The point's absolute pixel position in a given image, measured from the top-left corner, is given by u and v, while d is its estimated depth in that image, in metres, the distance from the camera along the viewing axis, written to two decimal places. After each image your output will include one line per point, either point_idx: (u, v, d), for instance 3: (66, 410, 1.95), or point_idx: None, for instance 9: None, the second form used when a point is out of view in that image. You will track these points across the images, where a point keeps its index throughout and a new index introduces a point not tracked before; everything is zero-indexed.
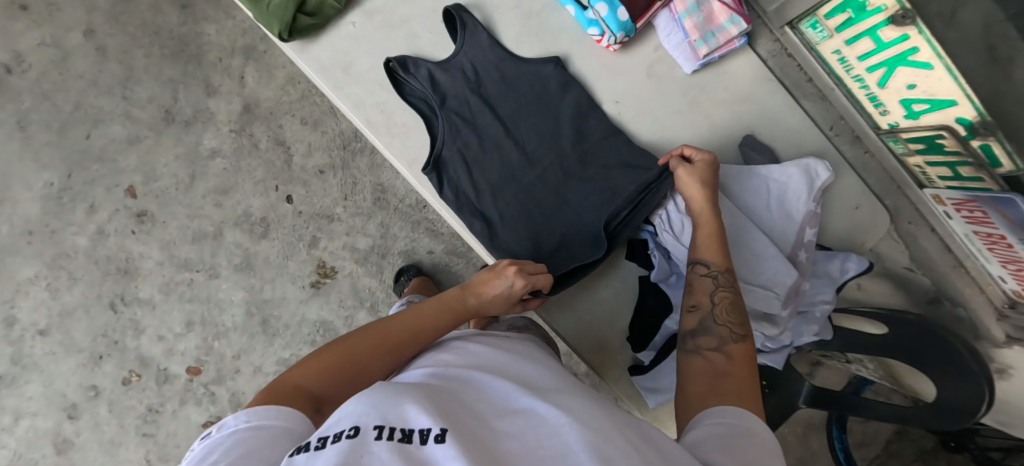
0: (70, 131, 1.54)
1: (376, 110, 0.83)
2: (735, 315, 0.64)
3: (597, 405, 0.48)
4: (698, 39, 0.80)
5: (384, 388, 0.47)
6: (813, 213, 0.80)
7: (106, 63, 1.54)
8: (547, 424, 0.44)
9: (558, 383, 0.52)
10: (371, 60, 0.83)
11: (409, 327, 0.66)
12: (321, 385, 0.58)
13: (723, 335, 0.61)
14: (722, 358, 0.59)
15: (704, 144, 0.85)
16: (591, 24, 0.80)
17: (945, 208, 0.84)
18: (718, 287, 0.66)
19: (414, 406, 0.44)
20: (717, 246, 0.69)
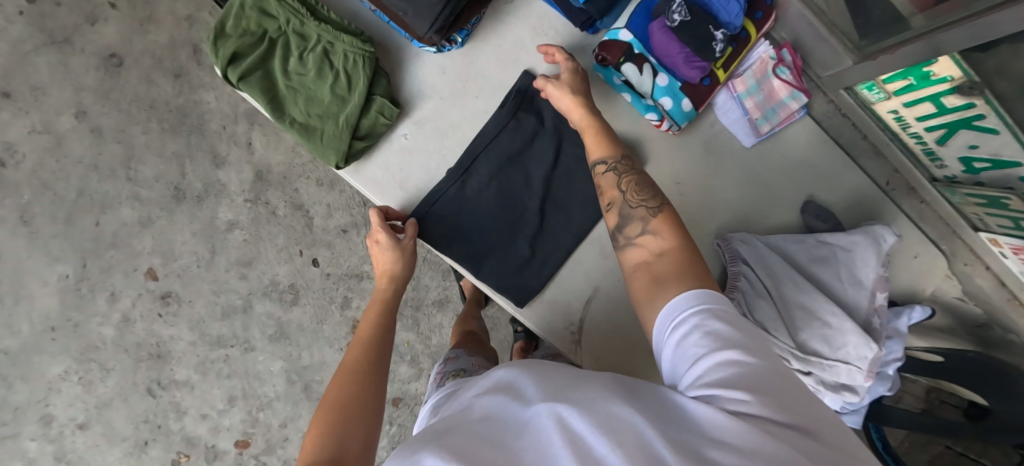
0: (77, 220, 1.48)
1: (437, 224, 0.79)
2: (645, 192, 0.65)
3: (592, 383, 0.48)
4: (759, 117, 0.80)
5: (403, 450, 0.46)
6: (881, 277, 0.80)
7: (104, 145, 1.47)
8: (561, 429, 0.43)
9: (563, 374, 0.50)
10: (426, 172, 0.79)
11: (366, 348, 0.68)
12: (330, 439, 0.56)
13: (643, 215, 0.63)
14: (651, 238, 0.61)
15: (767, 213, 0.85)
16: (648, 109, 0.76)
17: (1000, 249, 0.85)
18: (619, 176, 0.67)
19: (427, 457, 0.43)
20: (604, 136, 0.69)
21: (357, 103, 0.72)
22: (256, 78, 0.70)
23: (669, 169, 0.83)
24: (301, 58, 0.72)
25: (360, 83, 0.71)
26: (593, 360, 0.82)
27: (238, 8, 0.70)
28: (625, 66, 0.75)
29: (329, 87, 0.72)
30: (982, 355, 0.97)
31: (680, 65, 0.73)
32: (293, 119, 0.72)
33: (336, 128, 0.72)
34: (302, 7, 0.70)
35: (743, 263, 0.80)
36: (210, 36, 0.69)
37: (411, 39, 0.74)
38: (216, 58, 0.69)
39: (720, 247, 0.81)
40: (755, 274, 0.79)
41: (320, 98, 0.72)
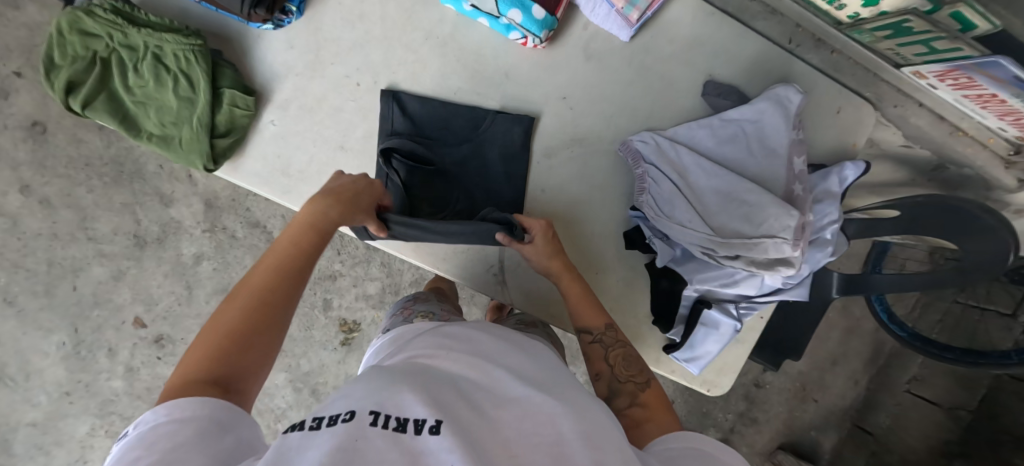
0: (56, 289, 1.52)
1: None
2: (632, 366, 0.69)
3: (564, 388, 0.54)
4: (624, 6, 0.73)
5: (383, 374, 0.50)
6: (796, 140, 0.75)
7: (56, 212, 1.49)
8: (543, 412, 0.49)
9: (549, 375, 0.56)
10: (305, 153, 0.75)
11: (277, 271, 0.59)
12: (218, 367, 0.50)
13: (631, 390, 0.66)
14: (639, 410, 0.63)
15: (665, 105, 0.80)
16: (509, 29, 0.73)
17: (928, 81, 0.79)
18: (609, 348, 0.71)
19: (407, 395, 0.46)
20: (593, 308, 0.74)
21: (204, 102, 0.69)
22: (100, 102, 0.69)
23: (555, 84, 0.78)
24: (137, 70, 0.69)
25: (201, 82, 0.69)
26: (523, 297, 0.80)
27: (58, 36, 0.67)
28: None
29: (172, 92, 0.69)
30: (932, 196, 0.92)
31: None
32: (150, 133, 0.71)
33: (193, 132, 0.70)
34: (117, 17, 0.67)
35: (647, 162, 0.76)
36: (42, 72, 0.67)
37: (247, 21, 0.71)
38: (53, 92, 0.67)
39: (624, 153, 0.77)
40: (662, 172, 0.75)
41: (169, 106, 0.70)
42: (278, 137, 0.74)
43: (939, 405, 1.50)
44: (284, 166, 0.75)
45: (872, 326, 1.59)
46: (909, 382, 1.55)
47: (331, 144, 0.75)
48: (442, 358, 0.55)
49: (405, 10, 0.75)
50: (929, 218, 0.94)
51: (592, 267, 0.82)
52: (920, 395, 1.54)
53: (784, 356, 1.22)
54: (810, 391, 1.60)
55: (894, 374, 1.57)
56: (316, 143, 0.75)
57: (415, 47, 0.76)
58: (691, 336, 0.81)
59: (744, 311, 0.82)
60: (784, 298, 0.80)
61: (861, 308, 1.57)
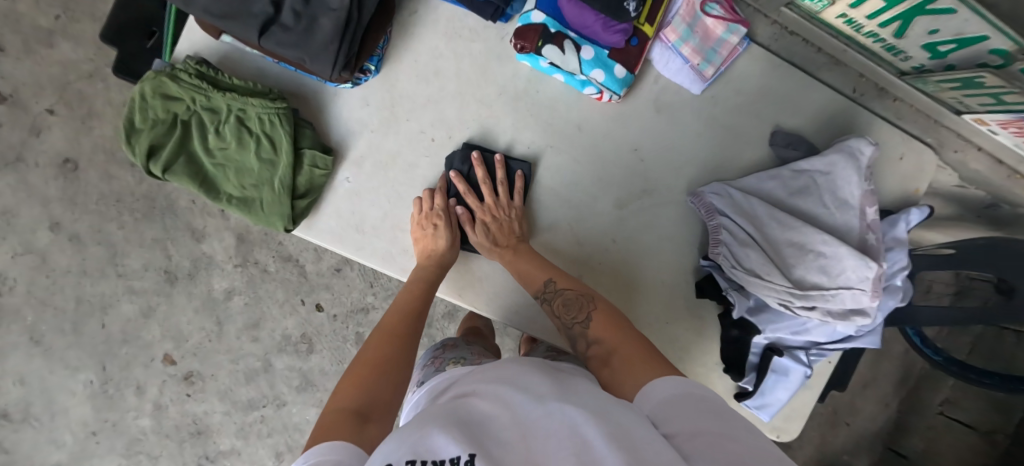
0: (84, 327, 1.49)
1: (406, 257, 0.75)
2: (576, 308, 0.70)
3: (586, 395, 0.52)
4: (700, 61, 0.75)
5: (411, 422, 0.50)
6: (868, 193, 0.75)
7: (86, 249, 1.47)
8: (564, 425, 0.47)
9: (563, 385, 0.54)
10: (379, 209, 0.74)
11: (404, 315, 0.68)
12: (358, 393, 0.57)
13: (583, 333, 0.68)
14: (597, 348, 0.65)
15: (733, 154, 0.80)
16: (585, 84, 0.73)
17: (989, 127, 0.79)
18: (552, 304, 0.71)
19: (439, 435, 0.46)
20: (529, 268, 0.73)
21: (285, 163, 0.69)
22: (181, 164, 0.69)
23: (626, 137, 0.79)
24: (218, 133, 0.70)
25: (283, 143, 0.69)
26: None
27: (141, 100, 0.67)
28: (545, 49, 0.69)
29: (254, 154, 0.70)
30: (994, 238, 0.94)
31: (600, 33, 0.69)
32: (229, 194, 0.71)
33: (273, 193, 0.70)
34: (202, 81, 0.67)
35: (721, 214, 0.77)
36: (123, 136, 0.68)
37: (328, 81, 0.71)
38: (135, 157, 0.67)
39: (694, 204, 0.79)
40: (736, 224, 0.76)
41: (248, 168, 0.70)
42: (353, 194, 0.74)
43: (972, 428, 1.50)
44: (358, 222, 0.74)
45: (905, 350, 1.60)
46: (942, 404, 1.55)
47: (405, 201, 0.75)
48: (472, 388, 0.55)
49: (479, 66, 0.76)
50: (984, 257, 0.95)
51: (662, 318, 0.82)
52: (953, 418, 1.53)
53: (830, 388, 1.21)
54: (843, 416, 1.60)
55: (926, 396, 1.57)
56: (392, 200, 0.75)
57: (490, 102, 0.76)
58: (763, 384, 0.82)
59: (813, 357, 0.83)
60: (853, 345, 0.81)
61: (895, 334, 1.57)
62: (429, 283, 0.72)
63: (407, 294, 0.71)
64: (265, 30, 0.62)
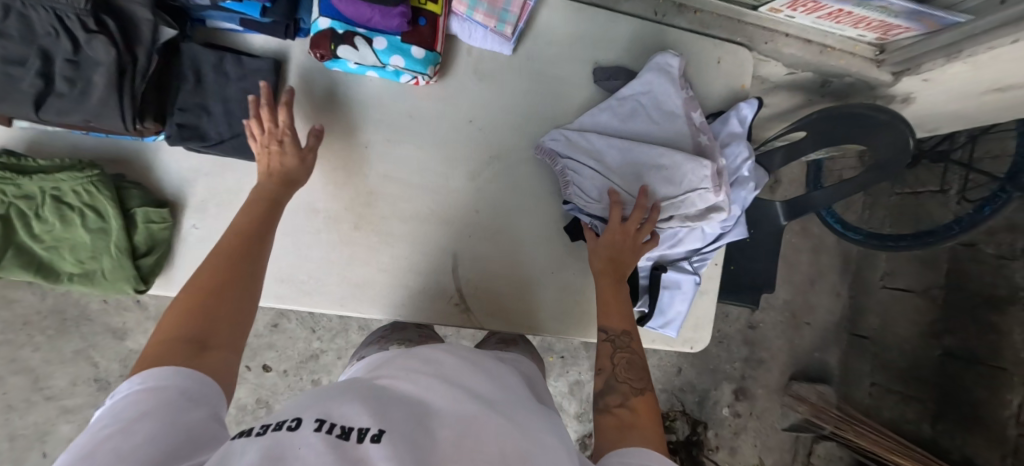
0: (25, 463, 1.42)
1: (276, 283, 0.77)
2: (636, 374, 0.68)
3: (521, 407, 0.53)
4: (496, 24, 0.78)
5: (333, 390, 0.49)
6: (688, 99, 0.81)
7: (5, 382, 1.40)
8: (490, 426, 0.48)
9: (506, 392, 0.55)
10: None
11: (239, 237, 0.64)
12: (191, 325, 0.55)
13: (625, 391, 0.65)
14: (628, 413, 0.63)
15: (563, 101, 0.85)
16: (398, 73, 0.77)
17: (784, 13, 0.85)
18: (617, 349, 0.69)
19: (357, 407, 0.46)
20: (621, 309, 0.73)
21: (117, 228, 0.71)
22: (9, 257, 0.69)
23: (456, 112, 0.82)
24: (40, 217, 0.70)
25: (109, 209, 0.70)
26: (490, 316, 0.81)
27: None
28: (340, 51, 0.72)
29: (82, 228, 0.71)
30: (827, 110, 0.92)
31: (380, 22, 0.71)
32: (70, 273, 0.72)
33: (113, 259, 0.71)
34: (6, 171, 0.68)
35: (563, 158, 0.81)
36: None
37: (141, 137, 0.73)
38: None
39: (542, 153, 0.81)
40: (580, 162, 0.80)
41: (83, 242, 0.72)
42: (199, 239, 0.76)
43: (914, 291, 1.54)
44: None
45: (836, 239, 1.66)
46: (882, 277, 1.62)
47: None
48: (408, 373, 0.54)
49: (296, 86, 0.78)
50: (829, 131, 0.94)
51: (546, 269, 0.84)
52: (895, 287, 1.59)
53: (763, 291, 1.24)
54: (802, 316, 1.65)
55: (866, 274, 1.65)
56: None
57: (315, 115, 0.78)
58: (660, 301, 0.86)
59: (699, 263, 0.87)
60: (729, 242, 0.86)
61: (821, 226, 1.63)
62: (268, 215, 0.68)
63: (247, 216, 0.67)
64: (40, 102, 0.65)
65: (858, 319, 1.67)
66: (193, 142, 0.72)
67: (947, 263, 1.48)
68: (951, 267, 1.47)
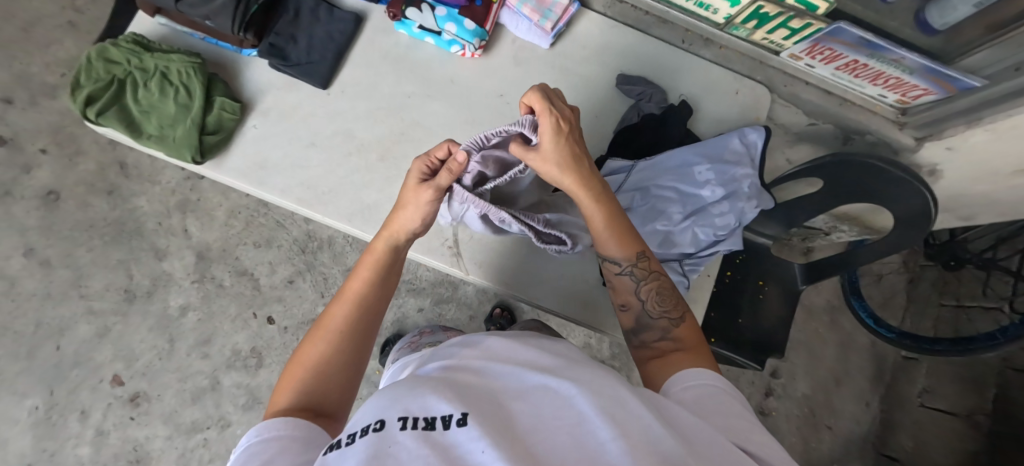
0: (38, 351, 1.54)
1: (301, 189, 0.87)
2: (666, 303, 0.70)
3: (591, 367, 0.53)
4: (540, 18, 0.92)
5: (401, 385, 0.52)
6: (672, 109, 0.89)
7: (53, 273, 1.56)
8: (559, 398, 0.49)
9: (567, 360, 0.54)
10: (280, 149, 0.88)
11: (360, 301, 0.69)
12: (301, 393, 0.62)
13: (665, 326, 0.69)
14: (670, 344, 0.67)
15: (590, 95, 0.93)
16: (451, 43, 0.92)
17: (805, 61, 0.94)
18: (639, 282, 0.71)
19: (432, 396, 0.48)
20: (625, 236, 0.71)
21: (198, 104, 0.84)
22: (113, 110, 0.84)
23: (495, 85, 0.93)
24: (146, 87, 0.86)
25: (197, 90, 0.85)
26: (478, 266, 0.90)
27: (88, 64, 0.85)
28: (409, 12, 0.89)
29: (172, 101, 0.86)
30: (836, 155, 0.93)
31: None
32: (149, 135, 0.86)
33: (185, 129, 0.84)
34: (136, 46, 0.86)
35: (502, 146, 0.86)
36: (69, 90, 0.84)
37: (239, 48, 0.90)
38: (75, 103, 0.83)
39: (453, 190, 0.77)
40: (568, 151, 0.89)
41: (168, 113, 0.86)
42: (251, 136, 0.88)
43: (955, 414, 1.42)
44: (262, 161, 0.87)
45: (868, 340, 1.61)
46: (921, 395, 1.51)
47: (302, 142, 0.88)
48: (468, 356, 0.56)
49: (369, 40, 0.94)
50: (845, 179, 0.96)
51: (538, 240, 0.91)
52: (934, 407, 1.47)
53: (767, 353, 1.17)
54: (822, 417, 1.56)
55: (902, 388, 1.55)
56: (291, 140, 0.88)
57: (376, 64, 0.93)
58: None
59: (690, 268, 0.83)
60: (723, 251, 0.83)
61: (852, 322, 1.61)
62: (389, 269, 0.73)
63: (360, 280, 0.70)
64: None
65: (889, 434, 1.54)
66: (274, 58, 0.89)
67: (995, 387, 1.35)
68: (997, 393, 1.35)
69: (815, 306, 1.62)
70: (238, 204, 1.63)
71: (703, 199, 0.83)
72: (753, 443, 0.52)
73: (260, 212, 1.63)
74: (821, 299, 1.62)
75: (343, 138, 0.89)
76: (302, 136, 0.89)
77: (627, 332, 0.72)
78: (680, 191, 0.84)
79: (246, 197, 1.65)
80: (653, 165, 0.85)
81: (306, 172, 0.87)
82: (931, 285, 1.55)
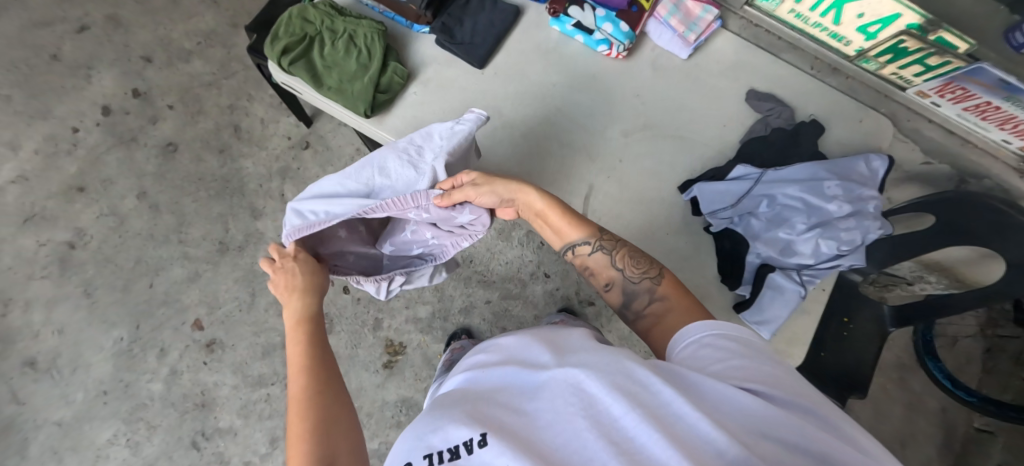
0: (133, 285, 1.65)
1: None
2: (639, 264, 0.76)
3: (600, 346, 0.56)
4: (685, 30, 0.97)
5: (423, 417, 0.57)
6: (805, 125, 0.93)
7: (159, 216, 1.69)
8: (567, 385, 0.52)
9: (569, 345, 0.58)
10: (437, 116, 0.95)
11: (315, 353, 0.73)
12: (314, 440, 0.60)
13: (649, 287, 0.73)
14: (660, 304, 0.71)
15: (719, 107, 0.97)
16: (599, 42, 0.97)
17: (932, 99, 0.95)
18: (610, 253, 0.78)
19: (448, 426, 0.53)
20: (579, 220, 0.80)
21: (377, 65, 0.92)
22: (302, 61, 0.93)
23: (632, 85, 0.98)
24: (333, 46, 0.95)
25: (379, 53, 0.93)
26: None
27: (287, 19, 0.95)
28: (571, 9, 0.97)
29: (354, 59, 0.94)
30: (958, 191, 0.96)
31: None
32: (328, 87, 0.93)
33: (362, 86, 0.92)
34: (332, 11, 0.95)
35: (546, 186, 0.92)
36: (268, 39, 0.93)
37: (412, 23, 0.99)
38: (273, 50, 0.92)
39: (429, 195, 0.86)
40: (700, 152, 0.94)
41: (347, 70, 0.94)
42: (412, 103, 0.95)
43: None
44: (422, 125, 0.94)
45: (938, 406, 1.55)
46: None
47: (457, 113, 0.95)
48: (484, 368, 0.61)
49: (524, 29, 1.00)
50: (961, 218, 0.97)
51: (662, 229, 0.92)
52: None
53: (852, 391, 1.13)
54: None
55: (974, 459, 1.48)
56: (445, 110, 0.95)
57: (527, 52, 0.99)
58: (761, 297, 0.86)
59: (808, 278, 0.85)
60: (844, 266, 0.83)
61: (923, 384, 1.56)
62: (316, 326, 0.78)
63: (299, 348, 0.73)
64: None
65: None
66: (443, 35, 0.96)
67: None
68: None
69: (885, 362, 1.57)
70: None
71: (829, 213, 0.83)
72: (779, 387, 0.52)
73: None
74: (892, 356, 1.58)
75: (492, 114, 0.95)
76: (455, 107, 0.95)
77: (619, 308, 0.76)
78: (807, 202, 0.85)
79: (342, 172, 1.73)
80: (780, 175, 0.87)
81: None
82: (1013, 358, 1.49)
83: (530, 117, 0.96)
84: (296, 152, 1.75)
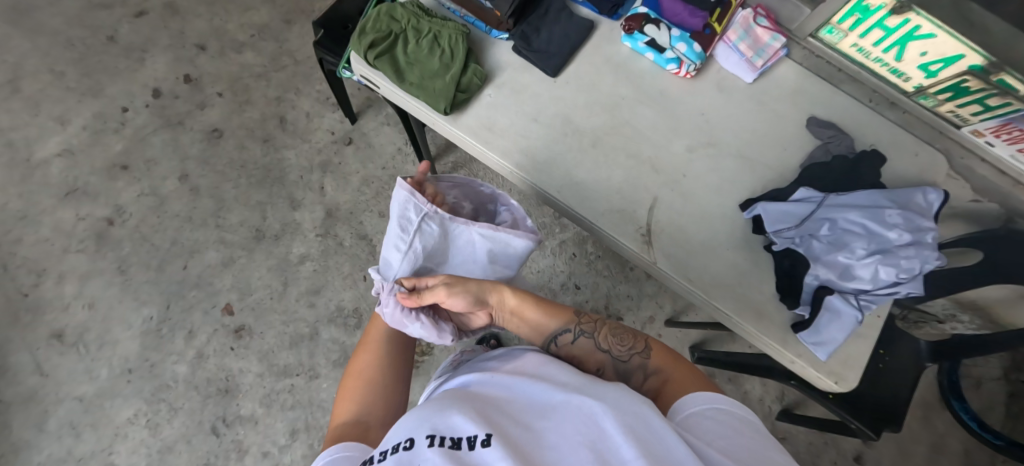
0: (168, 266, 1.66)
1: (521, 155, 0.97)
2: (622, 340, 0.80)
3: (622, 389, 0.62)
4: (753, 55, 1.01)
5: (432, 407, 0.63)
6: (868, 154, 0.95)
7: (199, 200, 1.71)
8: (580, 414, 0.58)
9: (586, 382, 0.64)
10: (508, 119, 0.99)
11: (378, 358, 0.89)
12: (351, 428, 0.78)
13: (640, 363, 0.76)
14: (658, 376, 0.73)
15: (781, 130, 1.00)
16: (669, 60, 1.00)
17: (986, 138, 0.97)
18: (592, 337, 0.81)
19: (457, 417, 0.59)
20: (555, 309, 0.85)
21: (459, 65, 0.96)
22: (387, 56, 0.98)
23: (696, 103, 1.01)
24: (417, 45, 1.00)
25: (460, 54, 0.98)
26: (665, 257, 0.92)
27: (376, 15, 1.00)
28: (647, 27, 1.00)
29: (436, 59, 0.98)
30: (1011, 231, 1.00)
31: (685, 19, 1.00)
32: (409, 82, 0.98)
33: (443, 84, 0.96)
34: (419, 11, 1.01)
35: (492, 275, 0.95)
36: (357, 32, 0.99)
37: (491, 28, 1.02)
38: (361, 43, 0.97)
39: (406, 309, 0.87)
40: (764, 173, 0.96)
41: (429, 68, 0.98)
42: (484, 105, 0.99)
43: None
44: (494, 126, 0.98)
45: (961, 447, 1.54)
46: None
47: (527, 117, 0.99)
48: (504, 382, 0.67)
49: (595, 43, 1.04)
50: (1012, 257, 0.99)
51: (722, 244, 0.94)
52: None
53: (887, 424, 1.15)
54: None
55: None
56: (518, 113, 0.99)
57: (597, 64, 1.02)
58: (818, 317, 0.87)
59: (864, 303, 0.88)
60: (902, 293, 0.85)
61: (947, 424, 1.55)
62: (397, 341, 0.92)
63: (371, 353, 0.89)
64: None
65: None
66: (520, 42, 1.01)
67: None
68: None
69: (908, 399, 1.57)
70: (373, 174, 1.74)
71: (890, 241, 0.85)
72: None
73: (390, 186, 1.73)
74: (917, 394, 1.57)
75: (561, 120, 0.99)
76: (525, 111, 0.99)
77: None
78: (868, 228, 0.87)
79: (382, 170, 1.76)
80: (842, 201, 0.90)
81: (525, 142, 0.97)
82: None
83: (597, 125, 0.98)
84: (337, 147, 1.77)
